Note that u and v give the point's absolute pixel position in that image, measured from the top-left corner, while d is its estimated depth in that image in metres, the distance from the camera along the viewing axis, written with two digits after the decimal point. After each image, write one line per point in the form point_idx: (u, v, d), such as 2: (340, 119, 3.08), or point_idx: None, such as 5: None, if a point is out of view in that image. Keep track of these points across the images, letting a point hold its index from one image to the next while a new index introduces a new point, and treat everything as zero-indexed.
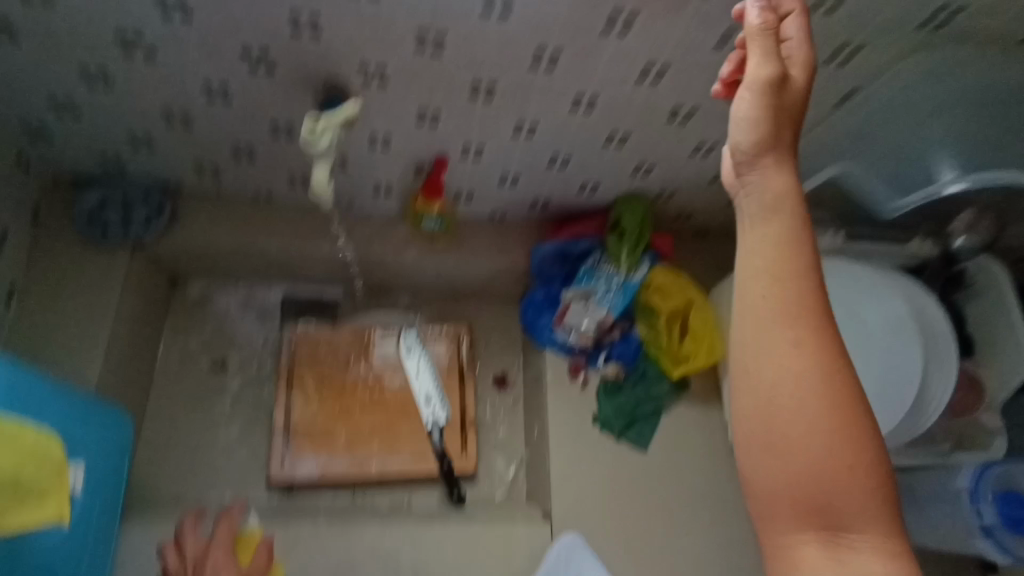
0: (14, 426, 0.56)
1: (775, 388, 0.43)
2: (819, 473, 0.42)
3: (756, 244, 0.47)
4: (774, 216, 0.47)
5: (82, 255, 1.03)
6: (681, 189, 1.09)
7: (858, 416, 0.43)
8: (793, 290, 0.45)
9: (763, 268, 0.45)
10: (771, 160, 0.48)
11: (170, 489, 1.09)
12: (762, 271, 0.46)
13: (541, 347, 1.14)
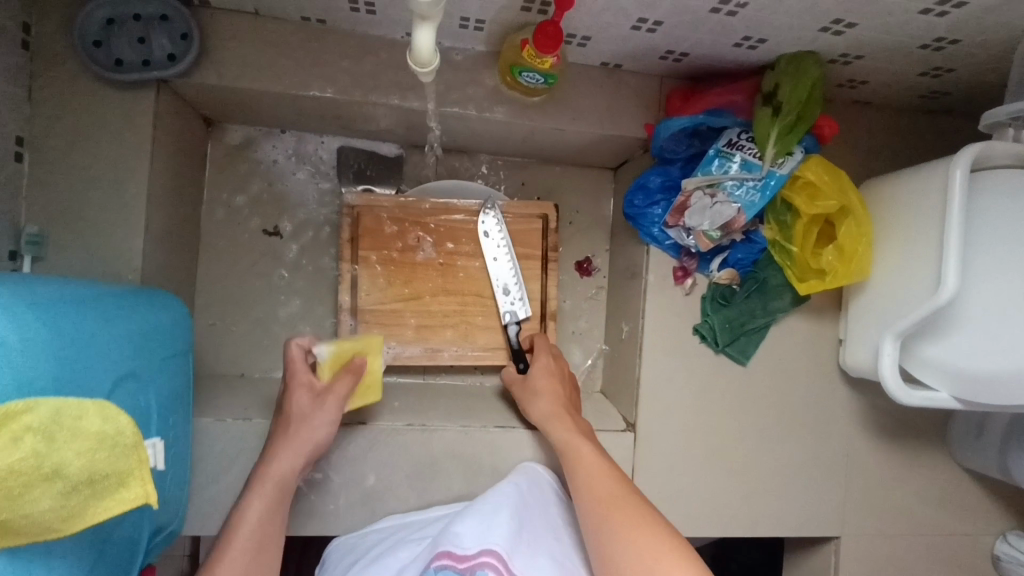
0: (69, 411, 0.45)
1: (618, 541, 0.67)
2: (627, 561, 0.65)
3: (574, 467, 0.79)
4: (556, 433, 0.84)
5: (95, 96, 0.82)
6: (872, 55, 0.81)
7: (655, 532, 0.66)
8: (592, 467, 0.77)
9: (580, 463, 0.79)
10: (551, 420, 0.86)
11: (233, 360, 1.02)
12: (582, 457, 0.79)
13: (645, 242, 0.97)
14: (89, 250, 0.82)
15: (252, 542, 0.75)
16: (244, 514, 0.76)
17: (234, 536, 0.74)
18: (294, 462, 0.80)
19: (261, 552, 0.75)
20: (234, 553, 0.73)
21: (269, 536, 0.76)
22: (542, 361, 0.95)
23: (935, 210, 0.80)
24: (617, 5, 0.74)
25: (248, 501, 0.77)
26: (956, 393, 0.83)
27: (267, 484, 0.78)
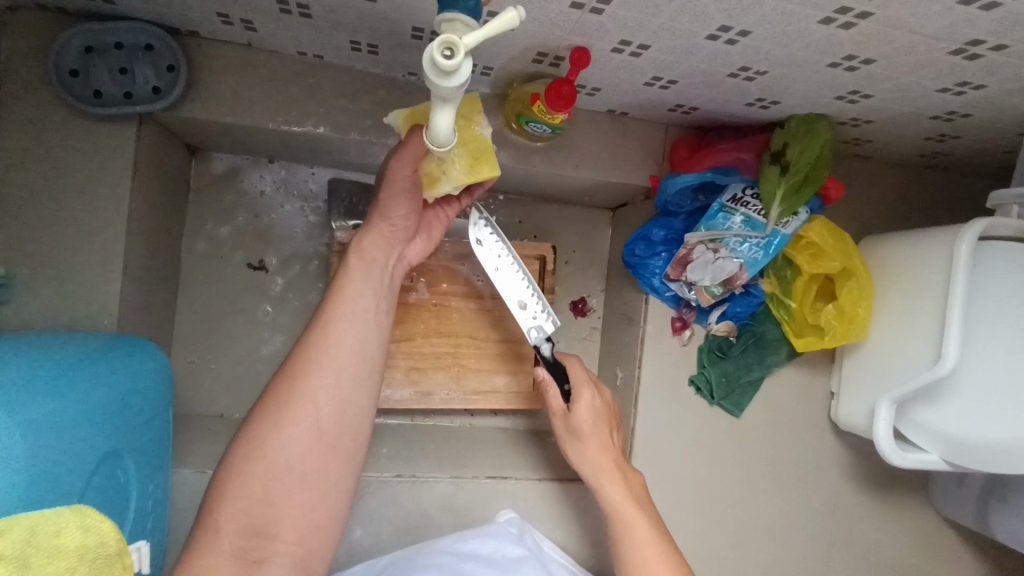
0: (45, 529, 0.41)
1: None
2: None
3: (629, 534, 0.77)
4: (611, 494, 0.80)
5: (70, 128, 0.76)
6: (882, 120, 0.80)
7: None
8: (647, 545, 0.76)
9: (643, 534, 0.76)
10: (602, 469, 0.81)
11: (211, 400, 0.97)
12: (636, 527, 0.77)
13: (645, 292, 0.95)
14: (60, 293, 0.77)
15: (341, 386, 0.68)
16: (345, 286, 0.70)
17: (319, 362, 0.67)
18: (366, 313, 0.70)
19: (348, 378, 0.68)
20: (324, 376, 0.67)
21: (355, 358, 0.69)
22: (587, 398, 0.83)
23: (940, 278, 0.80)
24: (634, 64, 0.71)
25: (336, 323, 0.69)
26: (945, 455, 0.84)
27: (357, 306, 0.70)
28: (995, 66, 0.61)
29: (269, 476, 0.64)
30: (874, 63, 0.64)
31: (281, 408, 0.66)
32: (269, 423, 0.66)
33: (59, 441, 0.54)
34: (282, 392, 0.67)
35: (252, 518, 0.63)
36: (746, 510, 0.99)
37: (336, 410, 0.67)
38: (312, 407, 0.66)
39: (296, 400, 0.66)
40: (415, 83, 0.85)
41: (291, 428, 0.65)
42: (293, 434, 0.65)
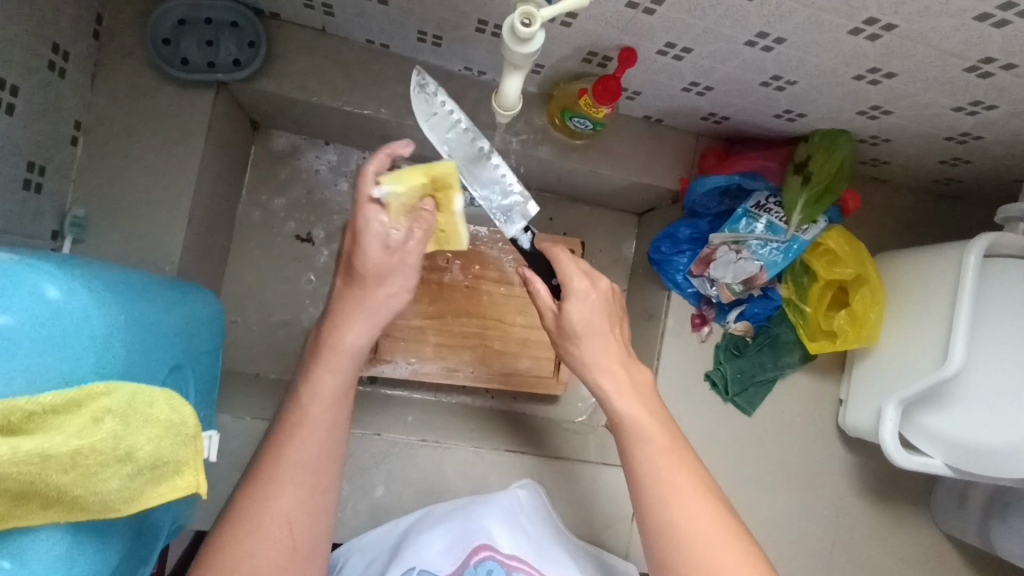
0: (143, 396, 0.46)
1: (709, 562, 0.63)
2: (706, 561, 0.63)
3: (644, 451, 0.69)
4: (618, 404, 0.71)
5: (157, 91, 0.83)
6: (900, 139, 0.87)
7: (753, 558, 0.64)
8: (666, 468, 0.67)
9: (664, 452, 0.68)
10: (610, 382, 0.72)
11: (250, 359, 1.03)
12: (657, 446, 0.69)
13: (668, 287, 1.01)
14: (131, 240, 0.83)
15: (304, 491, 0.64)
16: (315, 393, 0.66)
17: (278, 481, 0.63)
18: (334, 414, 0.66)
19: (308, 485, 0.64)
20: (284, 491, 0.63)
21: (310, 468, 0.64)
22: (580, 293, 0.71)
23: (947, 287, 0.86)
24: (675, 68, 0.78)
25: (292, 439, 0.64)
26: (949, 459, 0.88)
27: (320, 421, 0.66)
28: (1006, 84, 0.68)
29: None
30: (895, 77, 0.70)
31: (238, 523, 0.62)
32: (227, 543, 0.61)
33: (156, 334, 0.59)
34: (238, 502, 0.63)
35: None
36: (751, 506, 1.03)
37: (302, 517, 0.63)
38: (279, 523, 0.62)
39: (254, 514, 0.62)
40: (470, 78, 0.92)
41: (255, 541, 0.61)
42: (261, 548, 0.61)
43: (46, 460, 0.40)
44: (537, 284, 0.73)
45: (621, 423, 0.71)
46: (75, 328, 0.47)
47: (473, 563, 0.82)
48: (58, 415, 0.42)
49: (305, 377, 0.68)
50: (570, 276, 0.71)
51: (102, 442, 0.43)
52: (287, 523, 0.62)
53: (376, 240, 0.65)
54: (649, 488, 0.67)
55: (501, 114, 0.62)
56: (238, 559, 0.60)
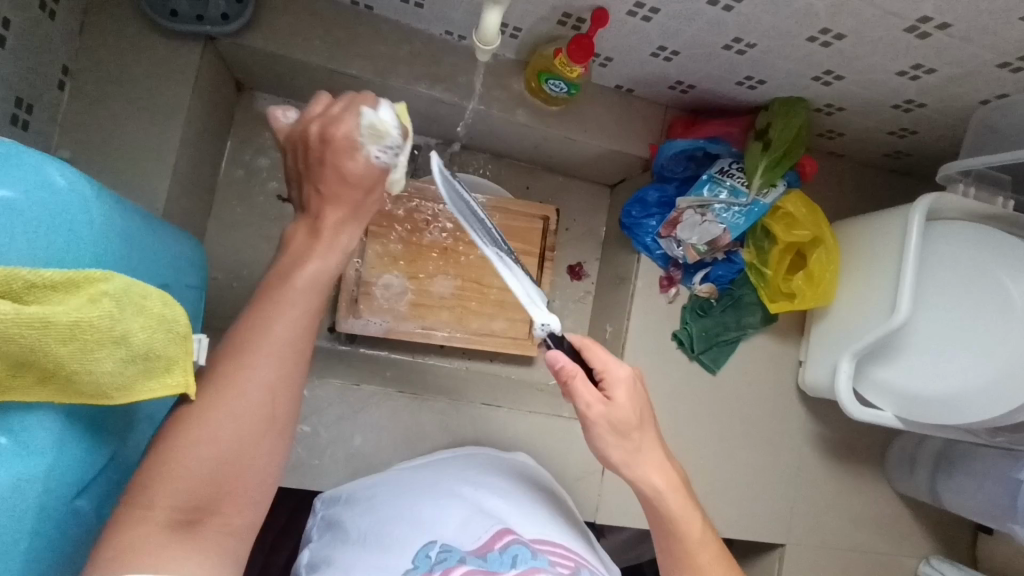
0: (138, 289, 0.47)
1: None
2: None
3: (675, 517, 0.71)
4: (668, 504, 0.70)
5: (143, 40, 0.85)
6: (852, 107, 0.93)
7: None
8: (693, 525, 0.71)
9: (692, 519, 0.71)
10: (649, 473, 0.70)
11: (230, 316, 1.05)
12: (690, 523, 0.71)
13: (638, 250, 1.06)
14: (115, 184, 0.83)
15: (269, 366, 0.55)
16: (294, 275, 0.59)
17: (240, 357, 0.55)
18: (285, 331, 0.57)
19: (278, 365, 0.56)
20: (244, 364, 0.55)
21: (273, 348, 0.56)
22: (624, 383, 0.68)
23: (893, 245, 0.92)
24: (644, 31, 0.84)
25: (267, 313, 0.57)
26: (901, 411, 0.93)
27: (296, 301, 0.58)
28: (941, 46, 0.75)
29: (179, 468, 0.51)
30: (844, 39, 0.77)
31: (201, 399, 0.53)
32: (192, 412, 0.53)
33: (137, 257, 0.61)
34: (199, 381, 0.55)
35: (182, 500, 0.50)
36: (718, 463, 1.07)
37: (262, 400, 0.54)
38: (235, 405, 0.53)
39: (215, 385, 0.54)
40: (450, 42, 0.96)
41: (211, 412, 0.53)
42: (223, 417, 0.53)
43: (47, 326, 0.42)
44: (578, 377, 0.65)
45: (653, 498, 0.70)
46: (70, 217, 0.51)
47: (497, 549, 0.69)
48: (58, 291, 0.43)
49: (285, 254, 0.62)
50: (611, 365, 0.68)
51: (98, 319, 0.44)
52: (245, 402, 0.53)
53: (359, 168, 0.60)
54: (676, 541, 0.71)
55: (483, 46, 0.77)
56: (188, 441, 0.52)
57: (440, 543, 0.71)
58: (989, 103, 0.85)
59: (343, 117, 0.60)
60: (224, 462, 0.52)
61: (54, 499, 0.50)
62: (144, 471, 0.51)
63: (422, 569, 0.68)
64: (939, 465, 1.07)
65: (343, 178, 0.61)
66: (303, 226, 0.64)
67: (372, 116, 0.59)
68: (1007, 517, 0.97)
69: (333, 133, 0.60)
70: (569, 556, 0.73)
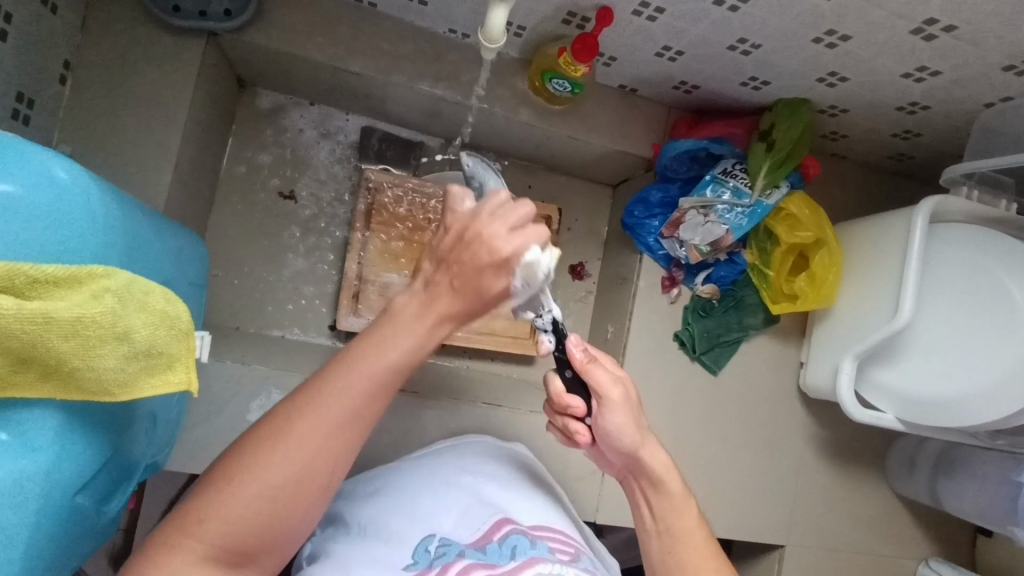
0: (141, 285, 0.47)
1: None
2: None
3: (676, 509, 0.69)
4: (670, 479, 0.70)
5: (145, 35, 0.84)
6: (856, 109, 0.93)
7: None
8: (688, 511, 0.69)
9: (684, 506, 0.69)
10: (657, 460, 0.70)
11: (230, 313, 1.05)
12: (683, 511, 0.69)
13: (640, 250, 1.06)
14: (117, 180, 0.83)
15: (335, 429, 0.53)
16: (380, 356, 0.55)
17: (310, 417, 0.53)
18: (359, 405, 0.54)
19: (342, 438, 0.54)
20: (319, 427, 0.53)
21: (347, 421, 0.54)
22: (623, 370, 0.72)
23: (895, 246, 0.92)
24: (648, 30, 0.83)
25: (339, 384, 0.54)
26: (900, 414, 0.94)
27: (377, 370, 0.55)
28: (947, 48, 0.75)
29: (226, 519, 0.50)
30: (849, 40, 0.77)
31: (263, 440, 0.52)
32: (252, 458, 0.52)
33: (137, 254, 0.61)
34: (265, 425, 0.53)
35: (225, 543, 0.51)
36: (718, 464, 1.07)
37: (322, 466, 0.53)
38: (300, 459, 0.52)
39: (283, 438, 0.52)
40: (454, 40, 0.95)
41: (275, 462, 0.51)
42: (278, 465, 0.52)
43: (48, 322, 0.41)
44: (593, 367, 0.69)
45: (651, 483, 0.70)
46: (72, 211, 0.50)
47: (496, 540, 0.70)
48: (60, 287, 0.43)
49: (386, 325, 0.57)
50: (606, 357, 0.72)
51: (100, 315, 0.43)
52: (308, 467, 0.52)
53: (498, 286, 0.57)
54: (669, 525, 0.69)
55: (488, 45, 0.76)
56: (245, 475, 0.51)
57: (439, 537, 0.72)
58: (993, 105, 0.85)
59: (515, 236, 0.55)
60: (271, 516, 0.52)
61: (55, 496, 0.50)
62: (199, 504, 0.51)
63: (422, 564, 0.68)
64: (939, 468, 1.07)
65: (475, 282, 0.56)
66: (416, 299, 0.58)
67: (537, 256, 0.56)
68: (1007, 520, 0.97)
69: (477, 229, 0.55)
70: (569, 543, 0.74)
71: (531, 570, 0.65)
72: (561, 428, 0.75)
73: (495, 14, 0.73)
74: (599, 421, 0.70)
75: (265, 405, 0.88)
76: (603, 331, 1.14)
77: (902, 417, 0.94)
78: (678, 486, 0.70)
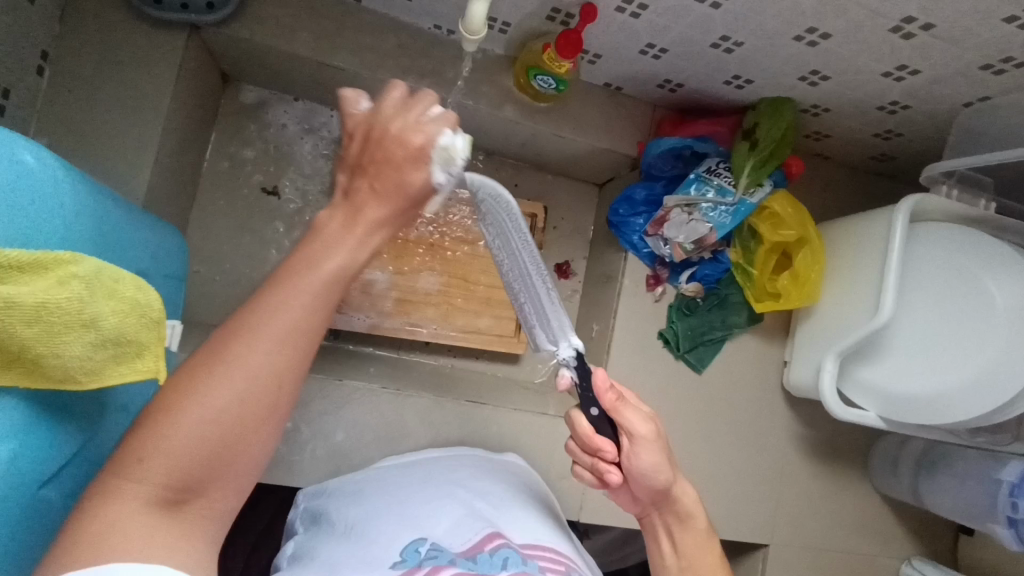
0: (109, 274, 0.46)
1: None
2: None
3: (694, 535, 0.71)
4: (700, 516, 0.71)
5: (125, 27, 0.83)
6: (838, 108, 0.94)
7: None
8: (704, 537, 0.71)
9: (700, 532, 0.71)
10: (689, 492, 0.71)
11: (212, 309, 1.04)
12: (700, 534, 0.71)
13: (625, 248, 1.06)
14: (95, 172, 0.81)
15: (285, 346, 0.49)
16: (319, 264, 0.51)
17: (256, 329, 0.48)
18: (308, 315, 0.50)
19: (285, 354, 0.48)
20: (261, 342, 0.48)
21: (288, 330, 0.49)
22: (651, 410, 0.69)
23: (877, 242, 0.92)
24: (632, 27, 0.84)
25: (281, 294, 0.50)
26: (883, 411, 0.94)
27: (311, 287, 0.50)
28: (926, 47, 0.76)
29: (171, 453, 0.44)
30: (830, 38, 0.78)
31: (198, 366, 0.47)
32: (191, 378, 0.46)
33: (105, 245, 0.59)
34: (200, 353, 0.48)
35: (171, 482, 0.45)
36: (703, 463, 1.07)
37: (268, 386, 0.48)
38: (246, 384, 0.47)
39: (225, 358, 0.47)
40: (439, 36, 0.95)
41: (219, 382, 0.46)
42: (223, 387, 0.46)
43: (10, 307, 0.40)
44: (623, 407, 0.67)
45: (676, 512, 0.71)
46: (39, 198, 0.50)
47: (487, 552, 0.67)
48: (23, 273, 0.42)
49: (312, 240, 0.53)
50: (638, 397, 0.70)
51: (66, 302, 0.43)
52: (252, 384, 0.47)
53: (420, 179, 0.54)
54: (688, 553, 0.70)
55: (469, 37, 0.76)
56: (185, 404, 0.45)
57: (431, 542, 0.69)
58: (972, 105, 0.86)
59: (423, 122, 0.54)
60: (220, 450, 0.46)
61: (20, 488, 0.49)
62: (136, 442, 0.45)
63: (411, 562, 0.65)
64: (922, 466, 1.08)
65: (396, 178, 0.53)
66: (340, 213, 0.54)
67: (451, 140, 0.53)
68: (986, 517, 0.98)
69: (383, 127, 0.54)
70: (560, 561, 0.72)
71: None
72: (591, 468, 0.73)
73: (477, 8, 0.73)
74: (631, 460, 0.68)
75: None
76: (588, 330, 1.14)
77: (887, 416, 0.94)
78: (700, 511, 0.71)
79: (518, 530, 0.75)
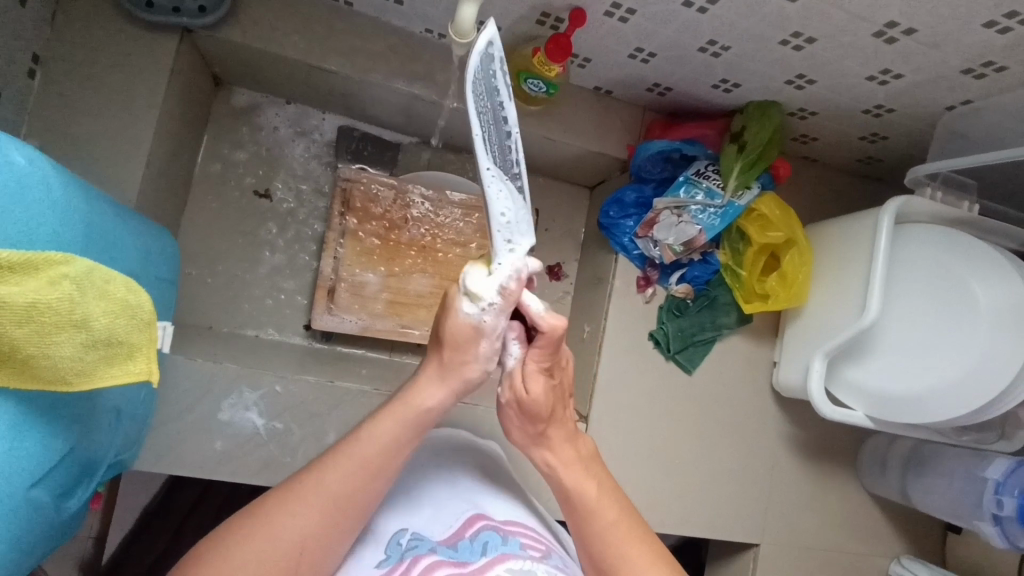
0: (101, 274, 0.46)
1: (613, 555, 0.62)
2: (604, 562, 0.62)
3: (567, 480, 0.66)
4: (563, 477, 0.66)
5: (117, 30, 0.83)
6: (824, 112, 0.95)
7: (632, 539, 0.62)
8: (580, 481, 0.65)
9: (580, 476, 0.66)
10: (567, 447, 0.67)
11: (205, 311, 1.04)
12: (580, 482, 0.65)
13: (615, 250, 1.07)
14: (87, 175, 0.81)
15: (304, 532, 0.56)
16: (365, 443, 0.59)
17: (303, 498, 0.57)
18: (355, 491, 0.58)
19: (328, 519, 0.57)
20: (304, 509, 0.56)
21: (344, 505, 0.58)
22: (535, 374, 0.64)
23: (864, 244, 0.93)
24: (620, 32, 0.85)
25: (338, 460, 0.58)
26: (871, 411, 0.95)
27: (362, 464, 0.58)
28: (908, 51, 0.77)
29: None
30: (815, 43, 0.79)
31: (254, 522, 0.55)
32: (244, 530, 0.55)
33: (93, 247, 0.59)
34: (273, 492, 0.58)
35: None
36: (694, 462, 1.08)
37: (307, 541, 0.56)
38: (277, 551, 0.55)
39: (265, 522, 0.55)
40: (430, 40, 0.96)
41: (259, 541, 0.54)
42: (265, 546, 0.54)
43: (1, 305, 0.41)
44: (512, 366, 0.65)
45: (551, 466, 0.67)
46: (31, 198, 0.50)
47: (468, 536, 0.68)
48: (15, 274, 0.42)
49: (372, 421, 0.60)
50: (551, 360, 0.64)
51: (58, 302, 0.43)
52: (276, 554, 0.54)
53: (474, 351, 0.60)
54: (570, 504, 0.65)
55: (459, 39, 0.77)
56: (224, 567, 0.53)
57: (411, 531, 0.69)
58: (955, 109, 0.87)
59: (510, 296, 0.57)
60: None
61: (12, 489, 0.49)
62: None
63: (394, 558, 0.65)
64: (910, 465, 1.09)
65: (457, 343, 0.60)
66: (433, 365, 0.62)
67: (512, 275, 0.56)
68: (972, 516, 0.99)
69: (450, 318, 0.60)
70: (541, 540, 0.71)
71: (500, 568, 0.62)
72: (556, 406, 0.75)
73: (466, 12, 0.74)
74: (502, 414, 0.68)
75: (237, 404, 0.87)
76: (580, 332, 1.15)
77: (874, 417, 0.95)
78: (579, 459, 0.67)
79: (499, 508, 0.75)
